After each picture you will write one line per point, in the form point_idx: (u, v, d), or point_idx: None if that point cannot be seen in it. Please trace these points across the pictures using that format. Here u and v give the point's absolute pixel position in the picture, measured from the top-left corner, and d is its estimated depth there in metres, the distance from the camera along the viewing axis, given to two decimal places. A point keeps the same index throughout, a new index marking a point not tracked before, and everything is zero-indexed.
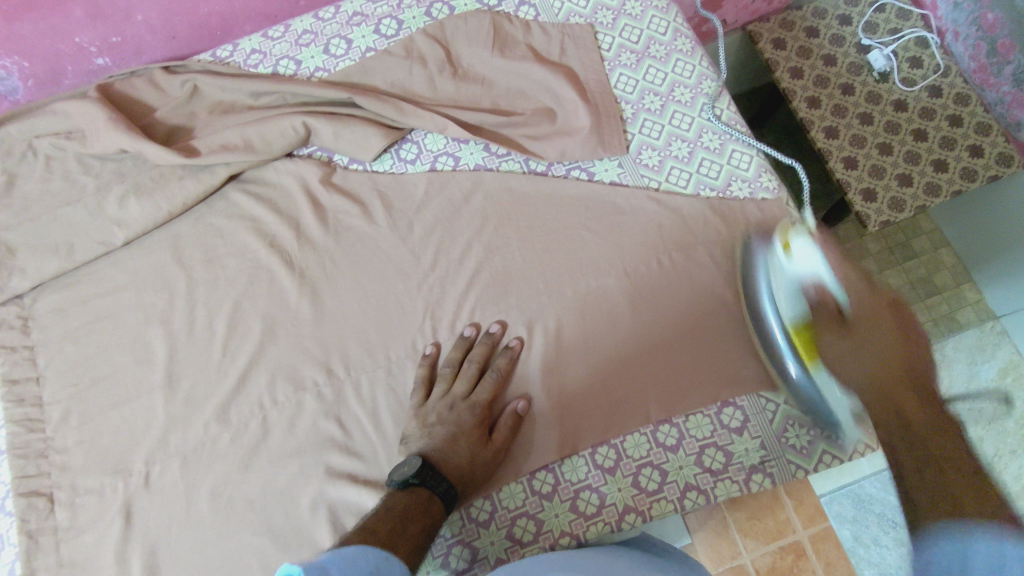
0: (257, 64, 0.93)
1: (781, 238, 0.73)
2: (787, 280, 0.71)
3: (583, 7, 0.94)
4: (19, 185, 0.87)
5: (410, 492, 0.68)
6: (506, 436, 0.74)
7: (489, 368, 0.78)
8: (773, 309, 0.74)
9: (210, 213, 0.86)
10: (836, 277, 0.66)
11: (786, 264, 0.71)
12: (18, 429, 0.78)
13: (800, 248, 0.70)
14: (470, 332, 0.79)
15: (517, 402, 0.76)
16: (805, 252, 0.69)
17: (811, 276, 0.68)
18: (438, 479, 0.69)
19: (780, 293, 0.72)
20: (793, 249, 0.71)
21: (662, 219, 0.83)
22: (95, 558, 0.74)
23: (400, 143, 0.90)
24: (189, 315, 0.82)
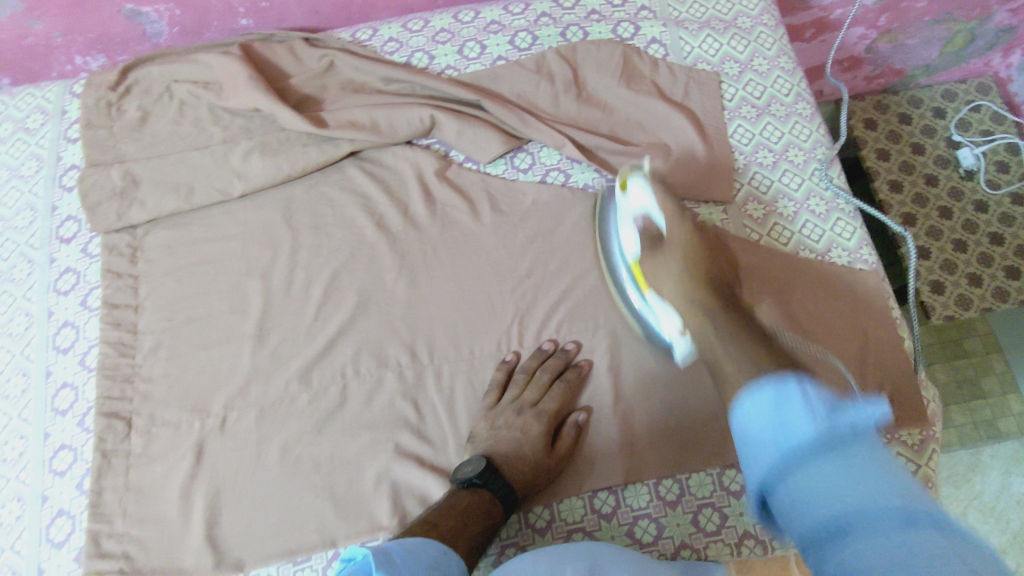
0: (393, 51, 0.97)
1: (624, 176, 0.81)
2: (630, 215, 0.78)
3: (711, 55, 0.96)
4: (152, 123, 0.92)
5: (473, 493, 0.69)
6: (569, 447, 0.76)
7: (559, 378, 0.79)
8: (622, 241, 0.79)
9: (325, 181, 0.89)
10: (662, 210, 0.75)
11: (624, 199, 0.78)
12: (110, 350, 0.81)
13: (636, 183, 0.77)
14: (548, 347, 0.81)
15: (580, 415, 0.78)
16: (640, 184, 0.77)
17: (642, 213, 0.77)
18: (500, 485, 0.70)
19: (625, 236, 0.78)
20: (630, 185, 0.78)
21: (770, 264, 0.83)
22: (163, 488, 0.76)
23: (516, 151, 0.92)
24: (288, 274, 0.85)
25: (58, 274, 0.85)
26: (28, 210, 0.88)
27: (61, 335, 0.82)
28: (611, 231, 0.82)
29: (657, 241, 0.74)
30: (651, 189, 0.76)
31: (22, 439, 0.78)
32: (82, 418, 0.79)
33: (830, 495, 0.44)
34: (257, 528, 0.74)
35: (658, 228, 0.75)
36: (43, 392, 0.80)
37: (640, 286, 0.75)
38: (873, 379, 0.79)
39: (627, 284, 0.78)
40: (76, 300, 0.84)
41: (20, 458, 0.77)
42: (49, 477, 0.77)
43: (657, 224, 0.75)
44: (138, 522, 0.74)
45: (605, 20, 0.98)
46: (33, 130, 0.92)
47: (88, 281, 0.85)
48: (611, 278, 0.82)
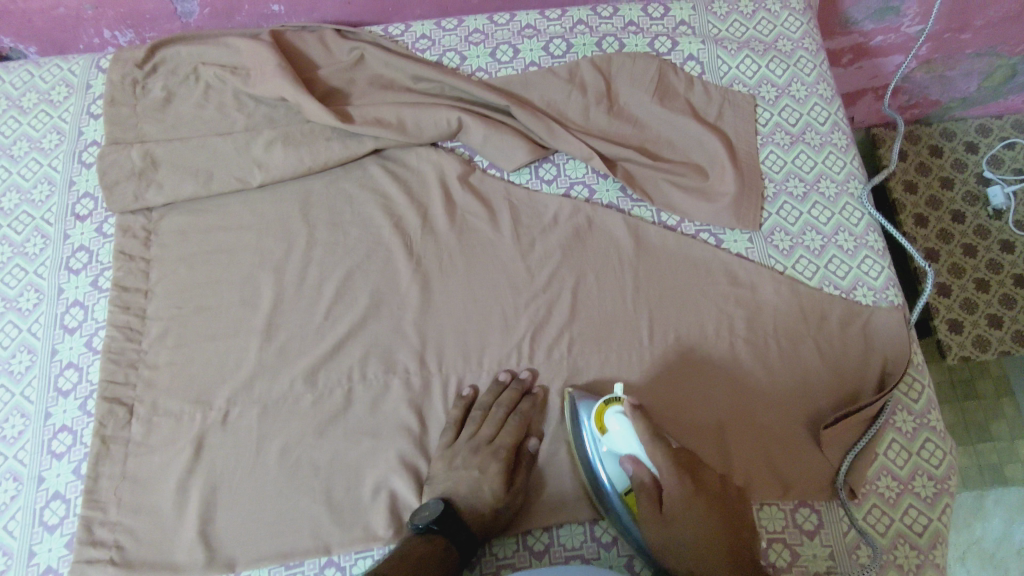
0: (424, 49, 0.94)
1: (599, 405, 0.73)
2: (611, 455, 0.72)
3: (749, 77, 0.93)
4: (176, 104, 0.90)
5: (429, 538, 0.67)
6: (525, 481, 0.74)
7: (512, 411, 0.77)
8: (602, 480, 0.72)
9: (346, 178, 0.88)
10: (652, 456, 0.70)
11: (602, 439, 0.72)
12: (117, 334, 0.80)
13: (614, 421, 0.71)
14: (504, 378, 0.78)
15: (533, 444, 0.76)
16: (618, 420, 0.71)
17: (627, 454, 0.71)
18: (455, 531, 0.68)
19: (610, 482, 0.71)
20: (607, 424, 0.71)
21: (760, 273, 0.83)
22: (160, 479, 0.75)
23: (541, 161, 0.90)
24: (302, 270, 0.84)
25: (70, 252, 0.84)
26: (45, 184, 0.87)
27: (69, 315, 0.81)
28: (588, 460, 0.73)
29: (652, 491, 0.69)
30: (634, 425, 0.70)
31: (23, 418, 0.77)
32: (84, 401, 0.78)
33: None
34: (251, 527, 0.73)
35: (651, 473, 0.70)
36: (47, 371, 0.79)
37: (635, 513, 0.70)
38: (886, 423, 0.77)
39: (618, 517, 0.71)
40: (87, 280, 0.83)
41: (20, 437, 0.77)
42: (47, 459, 0.76)
43: (647, 470, 0.70)
44: (132, 512, 0.74)
45: (643, 33, 0.96)
46: (56, 102, 0.91)
47: (100, 262, 0.84)
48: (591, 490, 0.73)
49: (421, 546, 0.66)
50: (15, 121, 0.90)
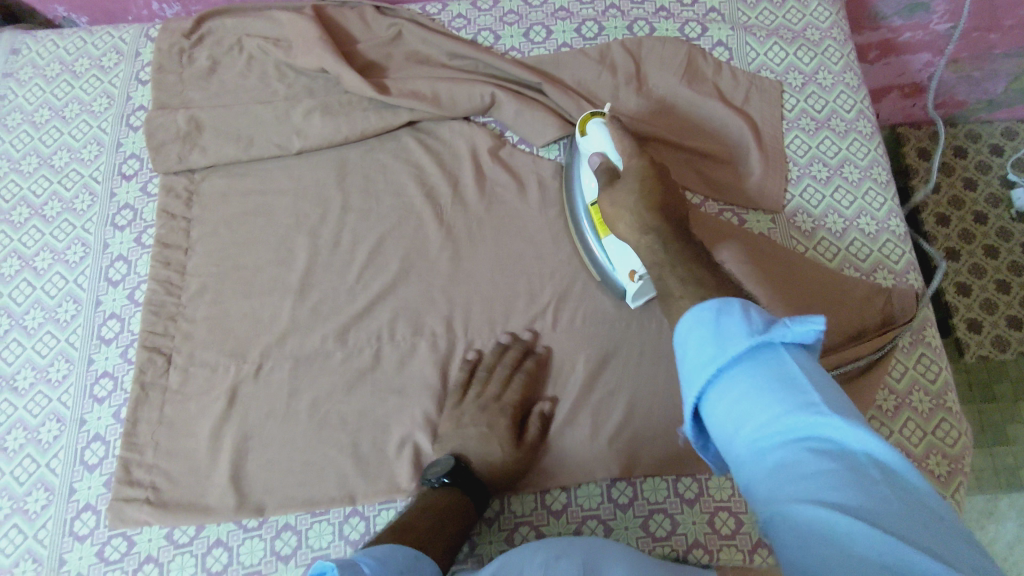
0: (460, 27, 0.97)
1: (585, 116, 0.80)
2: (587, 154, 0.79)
3: (776, 63, 0.95)
4: (220, 73, 0.94)
5: (443, 491, 0.70)
6: (535, 438, 0.76)
7: (517, 369, 0.80)
8: (583, 181, 0.81)
9: (380, 148, 0.91)
10: (618, 151, 0.74)
11: (584, 137, 0.79)
12: (158, 287, 0.83)
13: (594, 123, 0.77)
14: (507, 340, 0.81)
15: (543, 404, 0.78)
16: (598, 128, 0.76)
17: (597, 152, 0.76)
18: (470, 482, 0.72)
19: (587, 177, 0.80)
20: (589, 127, 0.78)
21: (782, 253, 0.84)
22: (195, 426, 0.78)
23: (570, 138, 0.92)
24: (336, 234, 0.87)
25: (116, 209, 0.88)
26: (94, 144, 0.91)
27: (114, 268, 0.85)
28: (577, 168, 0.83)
29: (612, 175, 0.72)
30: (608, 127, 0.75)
31: (67, 362, 0.81)
32: (126, 350, 0.81)
33: (804, 475, 0.37)
34: (281, 475, 0.76)
35: (614, 165, 0.74)
36: (91, 320, 0.83)
37: (600, 231, 0.79)
38: (902, 403, 0.78)
39: (588, 225, 0.81)
40: (131, 236, 0.87)
41: (64, 381, 0.80)
42: (89, 402, 0.79)
43: (615, 164, 0.74)
44: (168, 456, 0.77)
45: (674, 18, 0.98)
46: (106, 68, 0.95)
47: (144, 220, 0.87)
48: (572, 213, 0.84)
49: (438, 499, 0.69)
50: (67, 84, 0.94)
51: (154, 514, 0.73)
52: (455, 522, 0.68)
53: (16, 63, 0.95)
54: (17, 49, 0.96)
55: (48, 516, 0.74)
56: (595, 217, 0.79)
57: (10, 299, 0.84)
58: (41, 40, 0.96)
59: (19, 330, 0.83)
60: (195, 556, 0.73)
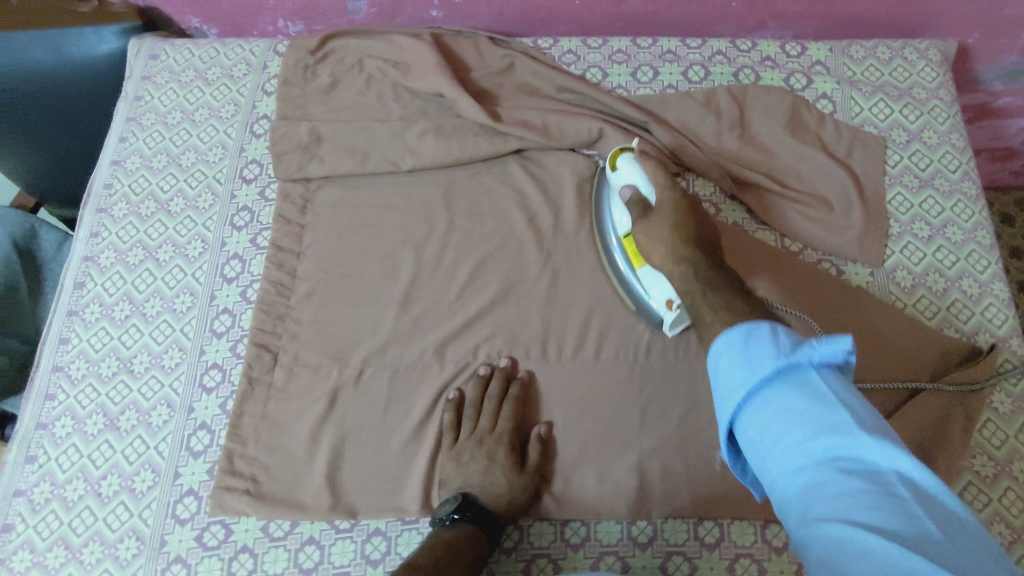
0: (570, 63, 1.01)
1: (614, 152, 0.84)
2: (614, 187, 0.83)
3: (880, 119, 0.96)
4: (340, 90, 0.99)
5: (454, 528, 0.72)
6: (538, 462, 0.77)
7: (506, 398, 0.81)
8: (612, 212, 0.86)
9: (487, 173, 0.94)
10: (649, 180, 0.78)
11: (612, 170, 0.83)
12: (270, 288, 0.87)
13: (624, 160, 0.82)
14: (507, 364, 0.83)
15: (540, 428, 0.80)
16: (628, 162, 0.81)
17: (628, 185, 0.80)
18: (480, 511, 0.73)
19: (616, 208, 0.84)
20: (619, 163, 0.82)
21: (881, 307, 0.84)
22: (295, 423, 0.81)
23: (671, 177, 0.94)
24: (440, 251, 0.90)
25: (235, 210, 0.93)
26: (218, 148, 0.97)
27: (229, 266, 0.90)
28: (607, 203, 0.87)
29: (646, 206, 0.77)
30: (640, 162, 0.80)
31: (181, 351, 0.85)
32: (235, 344, 0.85)
33: (839, 496, 0.43)
34: (375, 480, 0.78)
35: (647, 198, 0.78)
36: (205, 313, 0.87)
37: (634, 262, 0.83)
38: (1003, 471, 0.76)
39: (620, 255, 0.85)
40: (247, 237, 0.91)
41: (176, 368, 0.84)
42: (198, 392, 0.83)
43: (647, 196, 0.78)
44: (268, 450, 0.80)
45: (780, 68, 1.00)
46: (235, 78, 1.01)
47: (261, 222, 0.92)
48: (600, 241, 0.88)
49: (448, 535, 0.71)
50: (200, 90, 1.01)
51: (253, 504, 0.76)
52: (467, 548, 0.69)
53: (155, 67, 1.03)
54: (156, 54, 1.04)
55: (153, 496, 0.78)
56: (629, 247, 0.83)
57: (132, 286, 0.90)
58: (178, 48, 1.04)
59: (139, 316, 0.88)
60: (289, 550, 0.75)
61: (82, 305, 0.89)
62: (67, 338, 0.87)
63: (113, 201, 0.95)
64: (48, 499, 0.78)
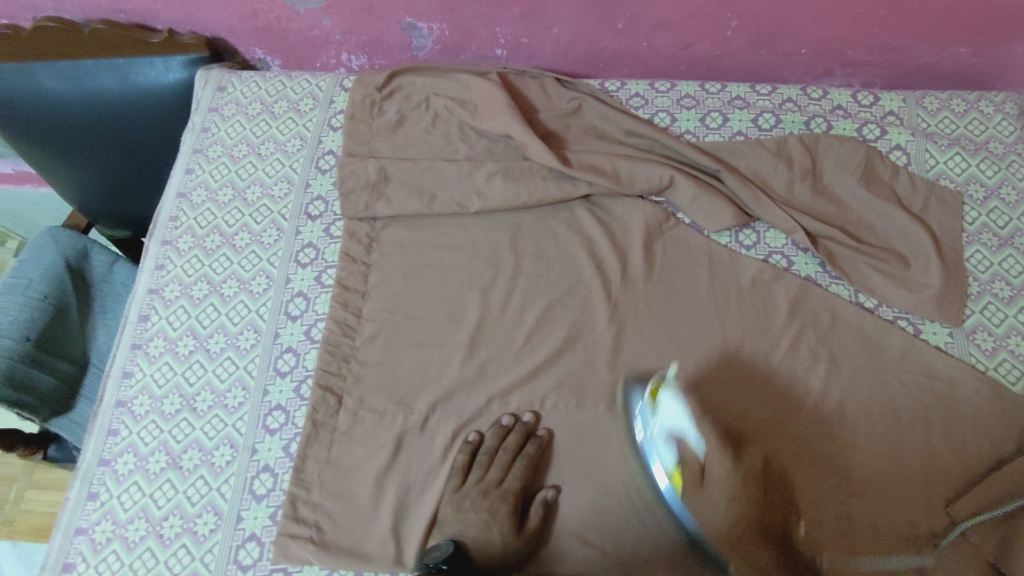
0: (638, 106, 1.00)
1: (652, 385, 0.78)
2: (660, 429, 0.76)
3: (956, 173, 0.94)
4: (406, 127, 0.99)
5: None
6: (538, 526, 0.75)
7: (520, 454, 0.79)
8: (652, 446, 0.77)
9: (554, 217, 0.93)
10: (699, 428, 0.74)
11: (651, 408, 0.77)
12: (335, 328, 0.86)
13: (665, 397, 0.76)
14: (528, 419, 0.81)
15: (547, 491, 0.78)
16: (671, 401, 0.75)
17: (675, 428, 0.75)
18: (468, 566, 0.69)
19: (660, 443, 0.76)
20: (659, 399, 0.76)
21: (962, 371, 0.82)
22: (359, 470, 0.80)
23: (742, 226, 0.93)
24: (507, 295, 0.88)
25: (300, 246, 0.93)
26: (284, 183, 0.97)
27: (293, 303, 0.89)
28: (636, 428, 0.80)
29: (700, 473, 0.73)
30: (685, 404, 0.75)
31: (244, 390, 0.84)
32: (300, 385, 0.84)
33: None
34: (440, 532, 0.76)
35: (694, 450, 0.74)
36: (269, 351, 0.86)
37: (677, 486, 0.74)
38: None
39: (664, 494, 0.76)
40: (312, 274, 0.91)
41: (239, 408, 0.83)
42: (261, 433, 0.82)
43: (692, 447, 0.74)
44: (332, 497, 0.78)
45: (852, 117, 0.98)
46: (302, 112, 1.02)
47: (326, 260, 0.92)
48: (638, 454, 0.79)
49: None
50: (267, 124, 1.02)
51: (316, 554, 0.74)
52: None
53: (223, 99, 1.04)
54: (224, 86, 1.05)
55: (215, 541, 0.77)
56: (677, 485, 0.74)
57: (196, 321, 0.89)
58: (245, 81, 1.05)
59: (202, 352, 0.87)
60: None
61: (146, 339, 0.89)
62: (130, 372, 0.87)
63: (178, 233, 0.95)
64: (109, 539, 0.78)
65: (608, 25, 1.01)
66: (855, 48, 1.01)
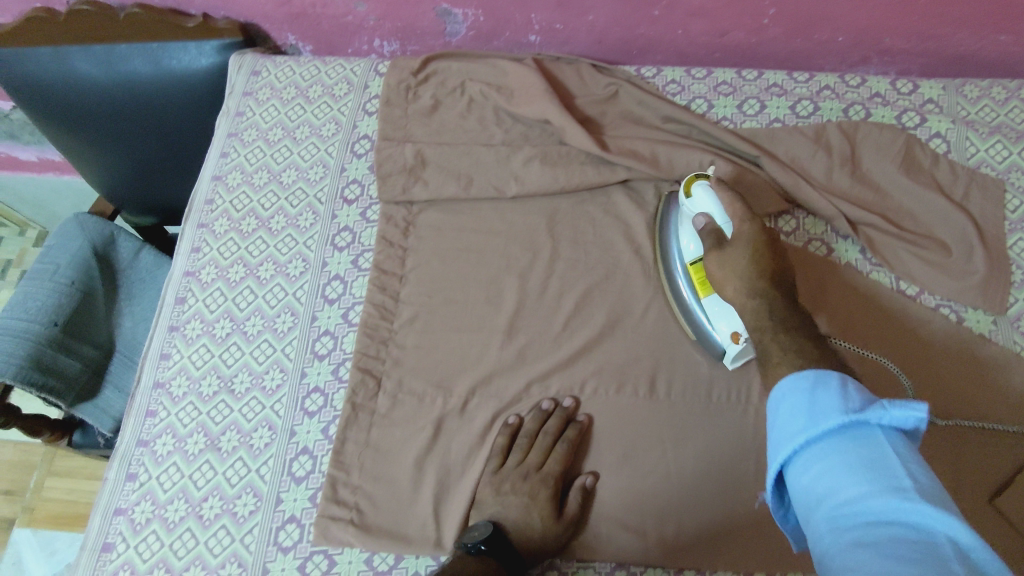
0: (674, 93, 1.00)
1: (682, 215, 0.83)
2: (688, 217, 0.81)
3: (998, 161, 0.93)
4: (441, 112, 0.98)
5: (480, 560, 0.68)
6: (576, 513, 0.74)
7: (561, 439, 0.78)
8: (680, 238, 0.84)
9: (591, 202, 0.93)
10: (727, 215, 0.77)
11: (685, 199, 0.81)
12: (373, 311, 0.86)
13: (699, 188, 0.79)
14: (569, 404, 0.80)
15: (587, 478, 0.76)
16: (704, 190, 0.79)
17: (703, 214, 0.78)
18: (507, 550, 0.70)
19: (686, 236, 0.82)
20: (693, 190, 0.80)
21: (1008, 359, 0.81)
22: (399, 452, 0.79)
23: (781, 213, 0.93)
24: (545, 279, 0.88)
25: (336, 230, 0.92)
26: (319, 167, 0.97)
27: (331, 286, 0.89)
28: (672, 225, 0.86)
29: (719, 239, 0.75)
30: (716, 194, 0.78)
31: (282, 372, 0.84)
32: (338, 367, 0.84)
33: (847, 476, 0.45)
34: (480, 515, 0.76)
35: (720, 229, 0.76)
36: (307, 334, 0.86)
37: (698, 289, 0.80)
38: None
39: (683, 283, 0.83)
40: (349, 258, 0.91)
41: (278, 390, 0.83)
42: (300, 415, 0.82)
43: (720, 228, 0.77)
44: (372, 479, 0.78)
45: (890, 105, 0.98)
46: (336, 96, 1.02)
47: (363, 243, 0.91)
48: (665, 270, 0.86)
49: (476, 564, 0.67)
50: (301, 108, 1.02)
51: (358, 536, 0.74)
52: None
53: (257, 83, 1.04)
54: (258, 71, 1.05)
55: (255, 522, 0.76)
56: (695, 275, 0.81)
57: (233, 303, 0.89)
58: (279, 65, 1.05)
59: (239, 334, 0.87)
60: None
61: (183, 321, 0.89)
62: (168, 354, 0.87)
63: (214, 216, 0.95)
64: (149, 520, 0.78)
65: (644, 11, 1.00)
66: (893, 36, 1.00)
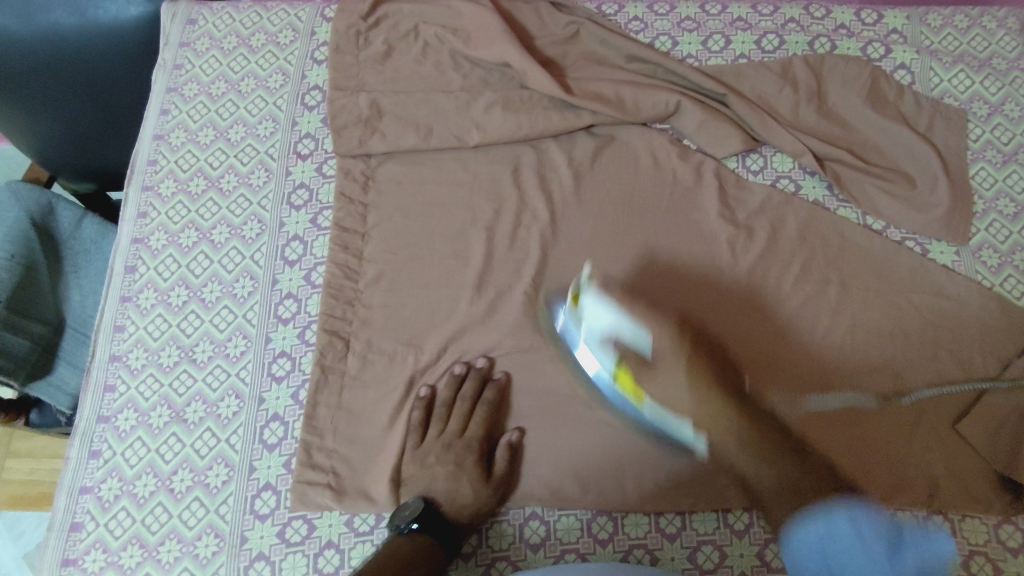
0: (637, 30, 0.96)
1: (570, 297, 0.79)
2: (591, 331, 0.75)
3: (961, 91, 0.93)
4: (395, 57, 0.93)
5: (411, 535, 0.67)
6: (504, 472, 0.73)
7: (478, 401, 0.77)
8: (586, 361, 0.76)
9: (557, 147, 0.90)
10: (630, 325, 0.75)
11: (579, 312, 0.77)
12: (337, 271, 0.83)
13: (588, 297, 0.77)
14: (480, 364, 0.78)
15: (510, 434, 0.75)
16: (592, 301, 0.76)
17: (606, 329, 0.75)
18: (438, 523, 0.69)
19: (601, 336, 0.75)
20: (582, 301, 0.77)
21: (970, 289, 0.82)
22: (371, 413, 0.78)
23: (749, 151, 0.91)
24: (512, 229, 0.85)
25: (292, 187, 0.88)
26: (269, 121, 0.92)
27: (290, 248, 0.85)
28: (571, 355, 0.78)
29: (639, 358, 0.74)
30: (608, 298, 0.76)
31: (245, 339, 0.81)
32: (304, 331, 0.81)
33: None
34: None
35: (634, 343, 0.75)
36: (269, 298, 0.83)
37: (632, 398, 0.73)
38: None
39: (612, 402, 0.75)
40: (307, 217, 0.87)
41: (242, 357, 0.80)
42: (267, 381, 0.79)
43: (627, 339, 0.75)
44: (347, 442, 0.76)
45: (855, 37, 0.96)
46: (282, 45, 0.96)
47: (321, 201, 0.88)
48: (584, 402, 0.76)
49: (407, 541, 0.65)
50: (245, 59, 0.96)
51: (336, 499, 0.73)
52: (426, 556, 0.64)
53: (194, 33, 0.97)
54: (195, 19, 0.98)
55: (230, 491, 0.75)
56: (624, 381, 0.73)
57: (188, 270, 0.85)
58: (218, 13, 0.98)
59: (197, 302, 0.83)
60: (376, 545, 0.72)
61: (135, 291, 0.84)
62: (122, 326, 0.83)
63: (159, 178, 0.90)
64: (117, 496, 0.75)
65: None
66: None
